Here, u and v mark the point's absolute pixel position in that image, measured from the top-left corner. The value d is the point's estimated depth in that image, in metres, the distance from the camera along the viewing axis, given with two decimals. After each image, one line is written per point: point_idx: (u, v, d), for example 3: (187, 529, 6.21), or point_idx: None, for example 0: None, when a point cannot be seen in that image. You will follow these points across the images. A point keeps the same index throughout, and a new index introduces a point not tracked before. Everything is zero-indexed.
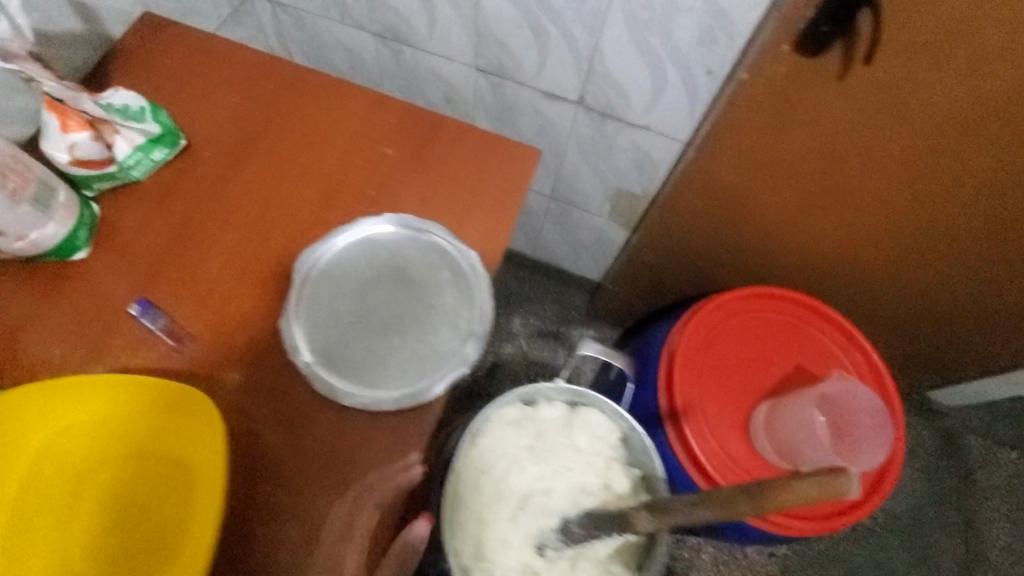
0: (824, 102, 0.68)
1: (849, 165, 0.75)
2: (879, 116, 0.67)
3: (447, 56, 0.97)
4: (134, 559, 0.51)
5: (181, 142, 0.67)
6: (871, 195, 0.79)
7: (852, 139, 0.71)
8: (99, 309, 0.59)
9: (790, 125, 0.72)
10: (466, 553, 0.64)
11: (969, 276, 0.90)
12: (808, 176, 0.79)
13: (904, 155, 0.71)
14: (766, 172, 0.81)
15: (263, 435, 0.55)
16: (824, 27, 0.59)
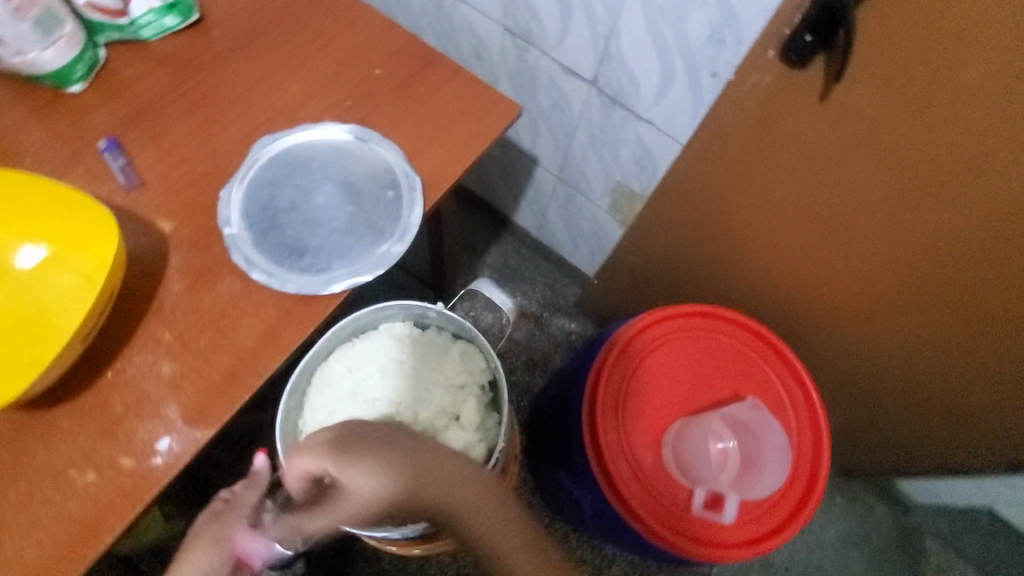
0: (806, 122, 0.65)
1: (828, 205, 0.71)
2: (862, 154, 0.64)
3: (481, 10, 0.98)
4: (11, 342, 0.54)
5: (193, 16, 0.73)
6: (851, 243, 0.73)
7: (833, 169, 0.67)
8: (78, 138, 0.66)
9: (770, 139, 0.70)
10: (311, 424, 0.69)
11: (956, 372, 0.80)
12: (790, 203, 0.75)
13: (885, 211, 0.67)
14: (747, 188, 0.78)
15: (169, 280, 0.59)
16: (808, 37, 0.57)
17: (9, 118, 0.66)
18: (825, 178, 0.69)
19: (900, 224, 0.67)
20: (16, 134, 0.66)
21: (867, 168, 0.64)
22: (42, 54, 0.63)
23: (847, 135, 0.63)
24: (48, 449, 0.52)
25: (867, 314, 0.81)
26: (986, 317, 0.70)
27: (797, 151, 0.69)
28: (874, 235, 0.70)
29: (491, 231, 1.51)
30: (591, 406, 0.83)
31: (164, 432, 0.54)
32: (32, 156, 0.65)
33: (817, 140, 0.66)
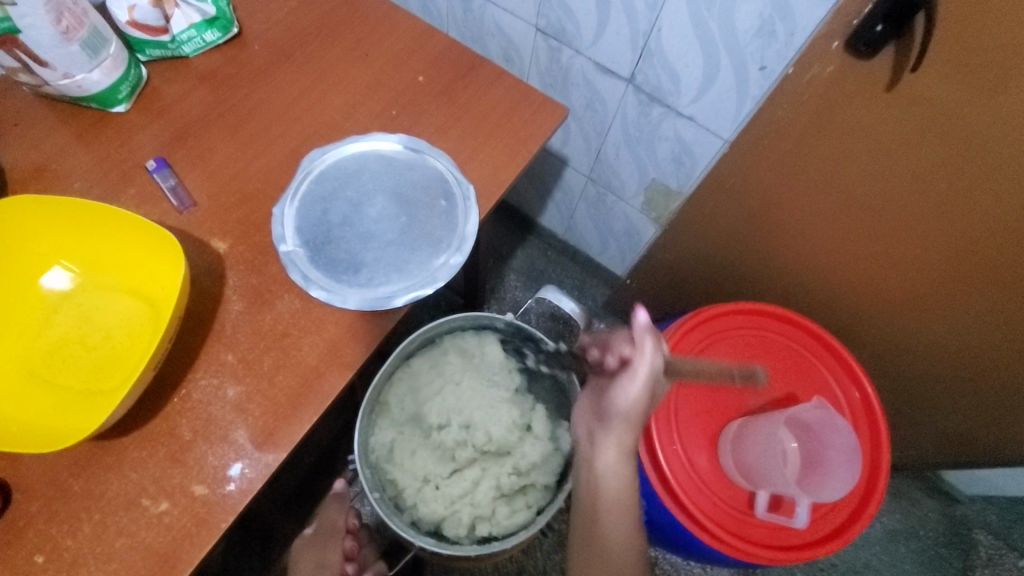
0: (870, 113, 0.64)
1: (889, 196, 0.70)
2: (929, 143, 0.62)
3: (511, 11, 0.97)
4: (84, 374, 0.53)
5: (233, 30, 0.72)
6: (912, 234, 0.71)
7: (898, 159, 0.65)
8: (126, 160, 0.65)
9: (830, 131, 0.68)
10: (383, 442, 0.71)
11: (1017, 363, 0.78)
12: (846, 195, 0.73)
13: (949, 202, 0.65)
14: (800, 181, 0.76)
15: (228, 300, 0.58)
16: (879, 27, 0.56)
17: (56, 141, 0.65)
18: (884, 168, 0.67)
19: (964, 214, 0.65)
20: (64, 158, 0.65)
21: (932, 157, 0.63)
22: (88, 76, 0.62)
23: (915, 124, 0.61)
24: (120, 480, 0.51)
25: (925, 307, 0.79)
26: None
27: (858, 142, 0.67)
28: (935, 226, 0.68)
29: (516, 235, 1.49)
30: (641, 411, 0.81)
31: (235, 457, 0.53)
32: (82, 179, 0.64)
33: (880, 131, 0.64)
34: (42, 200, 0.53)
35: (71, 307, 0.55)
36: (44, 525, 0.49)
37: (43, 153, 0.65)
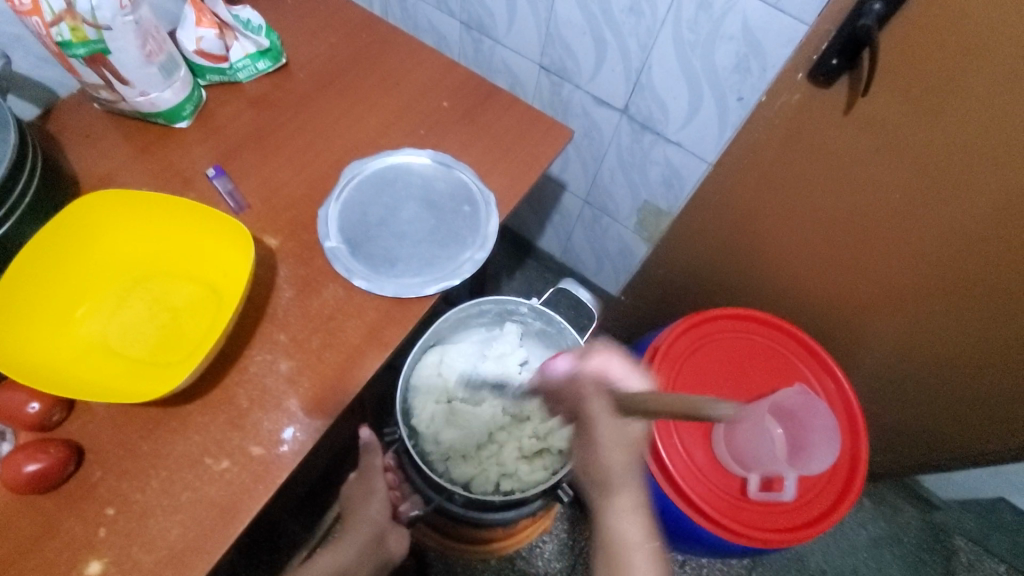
0: (832, 134, 0.75)
1: (851, 209, 0.80)
2: (881, 160, 0.73)
3: (518, 51, 1.09)
4: (157, 348, 0.59)
5: (281, 61, 0.82)
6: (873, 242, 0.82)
7: (857, 174, 0.76)
8: (185, 169, 0.73)
9: (799, 152, 0.80)
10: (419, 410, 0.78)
11: (975, 361, 0.87)
12: (814, 209, 0.84)
13: (901, 212, 0.76)
14: (775, 197, 0.87)
15: (280, 288, 0.66)
16: (834, 61, 0.68)
17: (123, 152, 0.73)
18: (846, 184, 0.78)
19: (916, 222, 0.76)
20: (129, 166, 0.73)
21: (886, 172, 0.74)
22: (160, 94, 0.71)
23: (867, 145, 0.73)
24: (185, 442, 0.57)
25: (890, 311, 0.89)
26: (996, 304, 0.77)
27: (822, 160, 0.78)
28: (893, 234, 0.79)
29: (516, 257, 1.59)
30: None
31: (287, 422, 0.59)
32: (147, 185, 0.72)
33: (842, 150, 0.75)
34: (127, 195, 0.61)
35: (146, 290, 0.62)
36: (115, 481, 0.55)
37: (110, 161, 0.73)
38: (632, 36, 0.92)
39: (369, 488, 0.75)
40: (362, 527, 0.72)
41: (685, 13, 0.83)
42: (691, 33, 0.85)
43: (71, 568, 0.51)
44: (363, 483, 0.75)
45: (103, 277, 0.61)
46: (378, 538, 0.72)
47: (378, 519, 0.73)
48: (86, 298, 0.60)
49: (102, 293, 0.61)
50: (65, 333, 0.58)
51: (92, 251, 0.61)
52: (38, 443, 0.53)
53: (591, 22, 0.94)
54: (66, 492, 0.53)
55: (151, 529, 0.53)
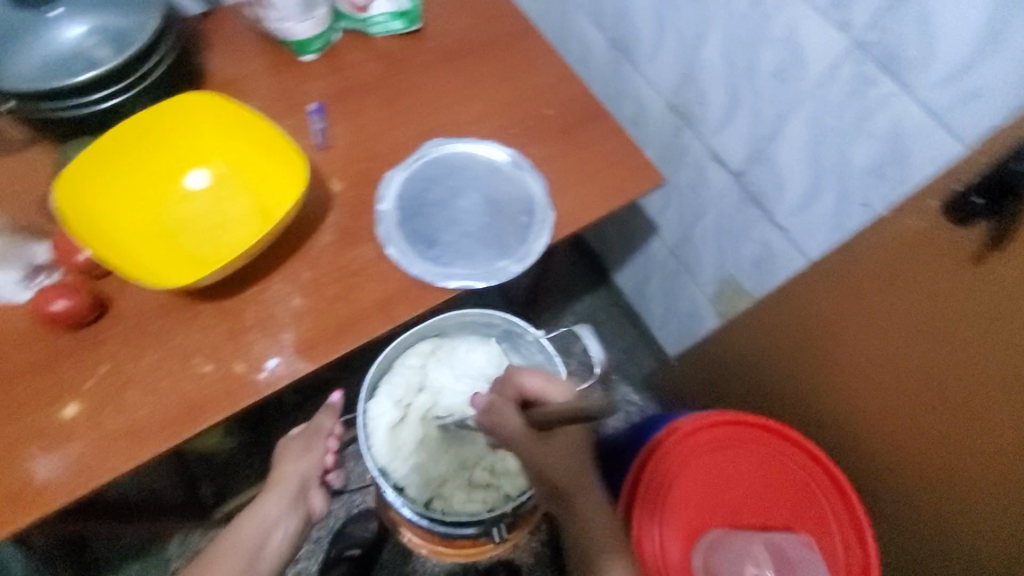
0: (945, 281, 0.63)
1: (941, 376, 0.66)
2: (989, 333, 0.60)
3: (652, 83, 1.04)
4: (196, 245, 0.64)
5: (415, 26, 0.84)
6: (955, 422, 0.66)
7: (961, 334, 0.62)
8: (295, 97, 0.79)
9: (905, 283, 0.67)
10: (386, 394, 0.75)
11: None
12: (901, 354, 0.71)
13: (996, 403, 0.61)
14: (860, 323, 0.75)
15: (323, 230, 0.69)
16: (977, 199, 0.55)
17: (251, 66, 0.80)
18: (942, 343, 0.65)
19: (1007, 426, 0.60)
20: (251, 80, 0.79)
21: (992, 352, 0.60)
22: (295, 25, 0.76)
23: (982, 309, 0.60)
24: (187, 334, 0.61)
25: (944, 513, 0.72)
26: None
27: (928, 302, 0.65)
28: (976, 428, 0.64)
29: (588, 282, 1.55)
30: (630, 488, 0.81)
31: (275, 352, 0.62)
32: (259, 101, 0.78)
33: (950, 304, 0.63)
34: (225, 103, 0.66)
35: (210, 193, 0.67)
36: (120, 344, 0.60)
37: (238, 71, 0.80)
38: (769, 101, 0.84)
39: (305, 444, 0.76)
40: (288, 482, 0.73)
41: (833, 94, 0.75)
42: (833, 117, 0.76)
43: (56, 403, 0.57)
44: (302, 440, 0.77)
45: (182, 168, 0.67)
46: (303, 490, 0.74)
47: (303, 473, 0.74)
48: (162, 181, 0.67)
49: (175, 181, 0.67)
50: (130, 205, 0.64)
51: (180, 143, 0.67)
52: (72, 286, 0.59)
53: (732, 75, 0.87)
54: (81, 336, 0.60)
55: (128, 397, 0.58)
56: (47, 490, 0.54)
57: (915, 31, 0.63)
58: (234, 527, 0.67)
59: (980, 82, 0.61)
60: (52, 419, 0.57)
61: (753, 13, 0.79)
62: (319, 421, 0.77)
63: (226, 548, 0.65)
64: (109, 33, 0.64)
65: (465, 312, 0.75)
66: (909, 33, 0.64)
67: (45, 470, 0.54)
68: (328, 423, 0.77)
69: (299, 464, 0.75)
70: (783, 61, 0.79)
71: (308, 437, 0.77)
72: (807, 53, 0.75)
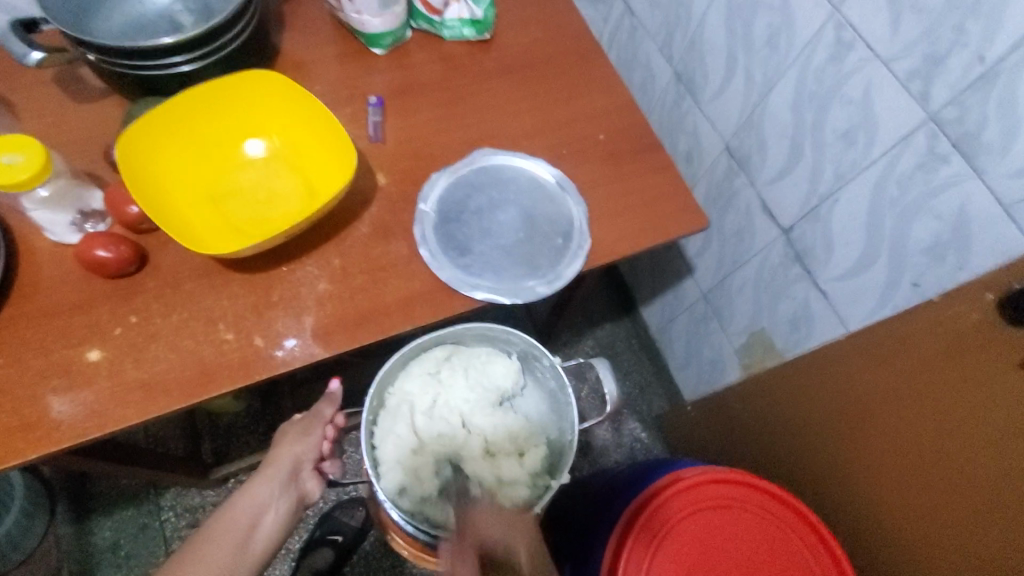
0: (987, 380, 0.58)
1: (975, 482, 0.60)
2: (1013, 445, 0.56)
3: (712, 123, 1.02)
4: (239, 217, 0.66)
5: (485, 35, 0.85)
6: (978, 539, 0.60)
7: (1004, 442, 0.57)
8: (357, 87, 0.80)
9: (947, 376, 0.63)
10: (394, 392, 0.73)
11: None
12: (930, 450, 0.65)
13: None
14: (892, 408, 0.70)
15: (361, 221, 0.70)
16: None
17: (322, 51, 0.82)
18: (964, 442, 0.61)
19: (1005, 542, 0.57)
20: (319, 65, 0.81)
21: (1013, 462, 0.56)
22: (370, 19, 0.78)
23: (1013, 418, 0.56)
24: (214, 301, 0.63)
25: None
26: None
27: (971, 401, 0.60)
28: (978, 537, 0.60)
29: (614, 310, 1.53)
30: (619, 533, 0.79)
31: (295, 333, 0.63)
32: (323, 85, 0.80)
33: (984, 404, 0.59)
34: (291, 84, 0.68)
35: (261, 168, 0.69)
36: (151, 299, 0.62)
37: (308, 54, 0.82)
38: (831, 162, 0.81)
39: (303, 429, 0.76)
40: (282, 466, 0.72)
41: (900, 165, 0.72)
42: (897, 189, 0.73)
43: (81, 345, 0.59)
44: (302, 422, 0.76)
45: (239, 139, 0.69)
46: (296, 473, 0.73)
47: (298, 456, 0.74)
48: (218, 149, 0.69)
49: (231, 151, 0.69)
50: (185, 167, 0.66)
51: (244, 118, 0.69)
52: (116, 237, 0.61)
53: (796, 129, 0.85)
54: (116, 285, 0.62)
55: (148, 352, 0.60)
56: (58, 428, 0.55)
57: (999, 115, 0.60)
58: (230, 502, 0.68)
59: None
60: (77, 360, 0.59)
61: (829, 70, 0.77)
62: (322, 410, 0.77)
63: (222, 527, 0.65)
64: (194, 3, 0.72)
65: (485, 326, 0.72)
66: (992, 116, 0.61)
67: (60, 407, 0.56)
68: (328, 412, 0.78)
69: (295, 449, 0.74)
70: (852, 123, 0.76)
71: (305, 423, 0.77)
72: (879, 119, 0.72)
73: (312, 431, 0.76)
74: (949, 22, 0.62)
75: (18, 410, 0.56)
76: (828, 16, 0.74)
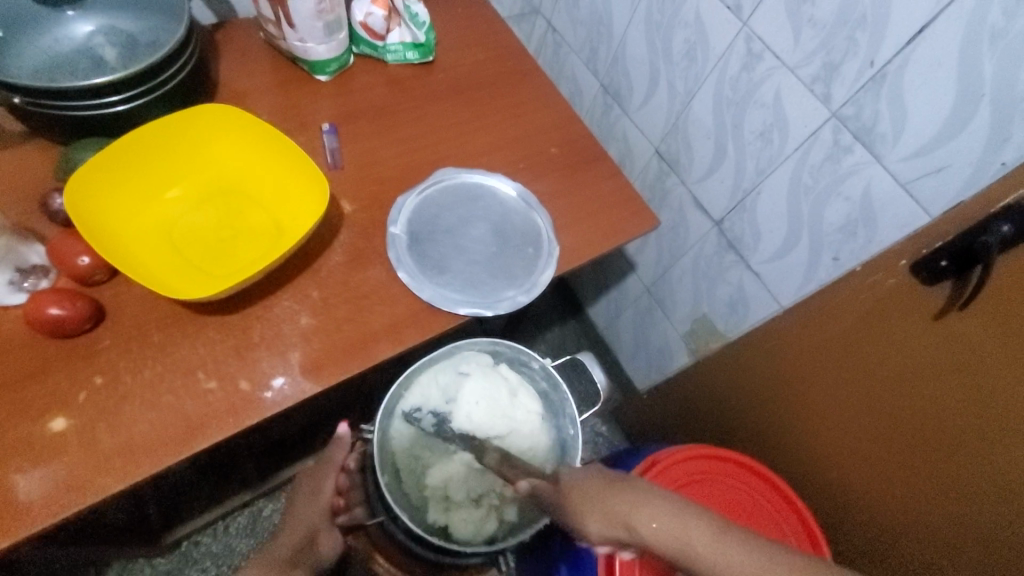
0: (903, 327, 0.68)
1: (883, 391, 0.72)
2: (944, 384, 0.65)
3: (641, 128, 1.10)
4: (202, 261, 0.63)
5: (429, 58, 0.87)
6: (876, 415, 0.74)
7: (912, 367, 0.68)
8: (307, 116, 0.79)
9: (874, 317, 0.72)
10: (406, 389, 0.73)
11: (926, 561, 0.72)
12: (845, 365, 0.77)
13: (945, 427, 0.66)
14: (819, 340, 0.80)
15: (334, 249, 0.69)
16: (1005, 227, 0.55)
17: (264, 81, 0.80)
18: (907, 393, 0.69)
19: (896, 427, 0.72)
20: (263, 96, 0.79)
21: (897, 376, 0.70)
22: (314, 48, 0.77)
23: (933, 360, 0.65)
24: (189, 349, 0.59)
25: (936, 571, 0.70)
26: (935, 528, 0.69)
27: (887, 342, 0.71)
28: (952, 479, 0.66)
29: (561, 312, 1.58)
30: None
31: (282, 372, 0.61)
32: (269, 116, 0.78)
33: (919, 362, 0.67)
34: (261, 124, 0.66)
35: (216, 208, 0.66)
36: (116, 356, 0.57)
37: (250, 85, 0.79)
38: (753, 157, 0.91)
39: (315, 485, 0.70)
40: (293, 532, 0.66)
41: (812, 157, 0.83)
42: (812, 178, 0.84)
43: (43, 415, 0.54)
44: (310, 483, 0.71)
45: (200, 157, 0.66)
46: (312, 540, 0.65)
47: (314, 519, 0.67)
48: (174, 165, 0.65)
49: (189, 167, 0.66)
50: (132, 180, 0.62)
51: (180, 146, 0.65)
52: (69, 293, 0.56)
53: (720, 132, 0.95)
54: (73, 346, 0.57)
55: (123, 412, 0.55)
56: (30, 509, 0.50)
57: (888, 109, 0.72)
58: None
59: (945, 158, 0.68)
60: (37, 433, 0.53)
61: (743, 77, 0.87)
62: (336, 456, 0.71)
63: None
64: (117, 35, 0.65)
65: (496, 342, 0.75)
66: (883, 110, 0.72)
67: (28, 487, 0.51)
68: (339, 458, 0.71)
69: (305, 510, 0.68)
70: (768, 123, 0.86)
71: (318, 478, 0.70)
72: (791, 117, 0.83)
73: (325, 482, 0.69)
74: (841, 34, 0.73)
75: None
76: (738, 30, 0.84)
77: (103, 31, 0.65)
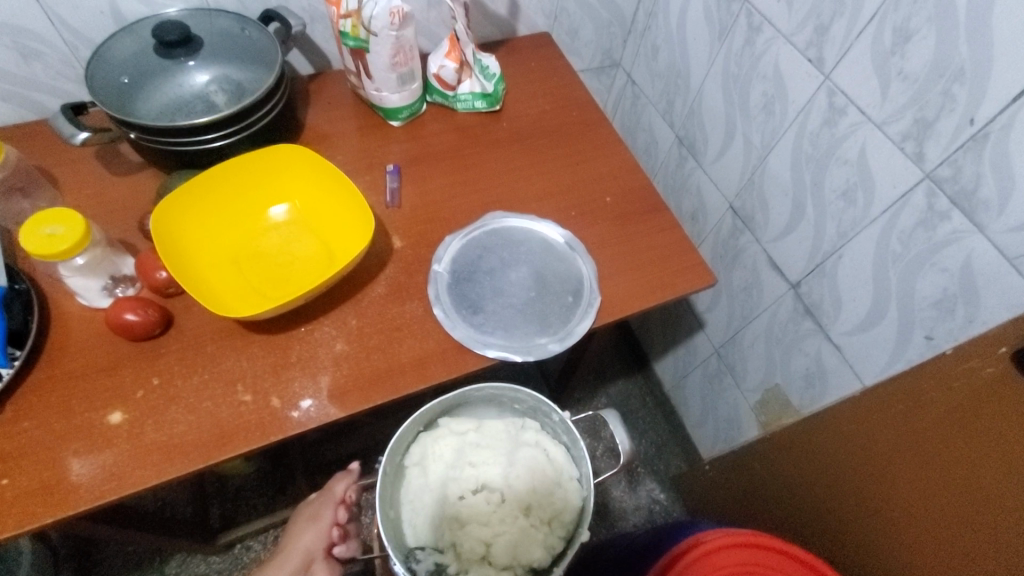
0: (1002, 422, 0.54)
1: (960, 488, 0.59)
2: None
3: (716, 182, 1.05)
4: (262, 282, 0.69)
5: (496, 106, 0.91)
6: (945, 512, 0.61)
7: (1004, 468, 0.54)
8: (376, 158, 0.85)
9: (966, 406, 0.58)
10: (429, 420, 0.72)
11: None
12: (920, 450, 0.64)
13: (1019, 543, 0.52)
14: (897, 416, 0.68)
15: (378, 282, 0.72)
16: None
17: (344, 125, 0.88)
18: (993, 516, 0.55)
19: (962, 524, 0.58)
20: (341, 139, 0.86)
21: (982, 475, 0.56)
22: (387, 96, 0.84)
23: None
24: (234, 361, 0.65)
25: None
26: None
27: (979, 441, 0.57)
28: None
29: (626, 366, 1.52)
30: None
31: (310, 394, 0.64)
32: (343, 156, 0.85)
33: (1017, 474, 0.53)
34: (329, 167, 0.73)
35: (281, 238, 0.73)
36: (174, 361, 0.64)
37: (331, 128, 0.87)
38: (833, 218, 0.83)
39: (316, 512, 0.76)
40: (295, 556, 0.74)
41: (901, 221, 0.74)
42: (902, 244, 0.74)
43: (104, 408, 0.61)
44: (314, 507, 0.77)
45: (272, 192, 0.75)
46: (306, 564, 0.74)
47: (308, 546, 0.74)
48: (249, 198, 0.74)
49: (263, 201, 0.75)
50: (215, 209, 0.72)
51: (258, 187, 0.74)
52: (145, 301, 0.64)
53: (797, 188, 0.88)
54: (140, 348, 0.64)
55: (168, 414, 0.61)
56: (76, 490, 0.56)
57: (993, 172, 0.62)
58: None
59: None
60: (98, 423, 0.60)
61: (824, 132, 0.80)
62: (334, 486, 0.77)
63: None
64: (228, 83, 0.75)
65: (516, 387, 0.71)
66: (986, 173, 0.63)
67: (80, 470, 0.57)
68: (337, 490, 0.77)
69: (304, 536, 0.75)
70: (851, 182, 0.79)
71: (321, 504, 0.77)
72: (877, 177, 0.75)
73: (322, 514, 0.76)
74: (934, 88, 0.65)
75: (37, 475, 0.56)
76: (820, 83, 0.79)
77: (216, 80, 0.75)
